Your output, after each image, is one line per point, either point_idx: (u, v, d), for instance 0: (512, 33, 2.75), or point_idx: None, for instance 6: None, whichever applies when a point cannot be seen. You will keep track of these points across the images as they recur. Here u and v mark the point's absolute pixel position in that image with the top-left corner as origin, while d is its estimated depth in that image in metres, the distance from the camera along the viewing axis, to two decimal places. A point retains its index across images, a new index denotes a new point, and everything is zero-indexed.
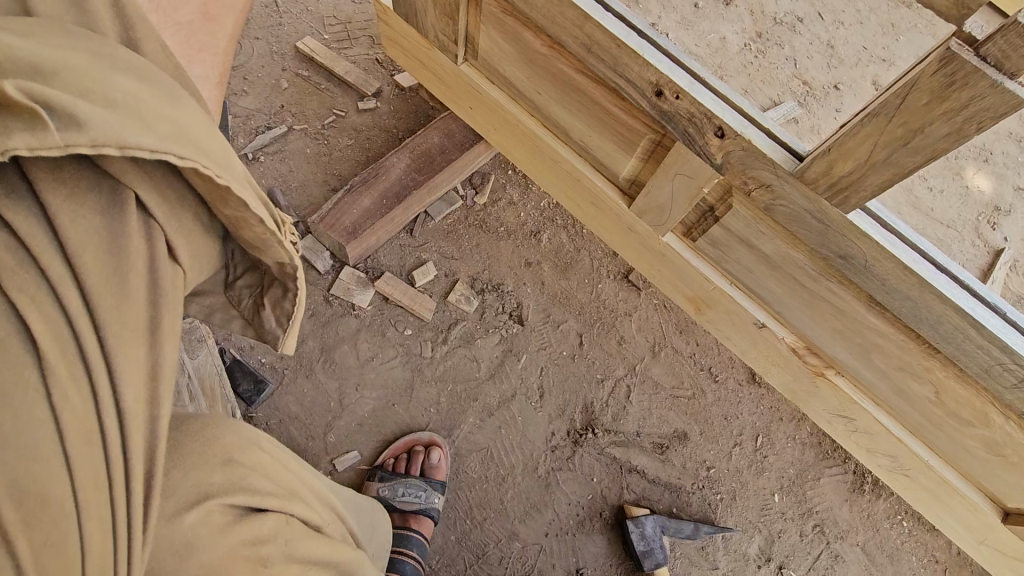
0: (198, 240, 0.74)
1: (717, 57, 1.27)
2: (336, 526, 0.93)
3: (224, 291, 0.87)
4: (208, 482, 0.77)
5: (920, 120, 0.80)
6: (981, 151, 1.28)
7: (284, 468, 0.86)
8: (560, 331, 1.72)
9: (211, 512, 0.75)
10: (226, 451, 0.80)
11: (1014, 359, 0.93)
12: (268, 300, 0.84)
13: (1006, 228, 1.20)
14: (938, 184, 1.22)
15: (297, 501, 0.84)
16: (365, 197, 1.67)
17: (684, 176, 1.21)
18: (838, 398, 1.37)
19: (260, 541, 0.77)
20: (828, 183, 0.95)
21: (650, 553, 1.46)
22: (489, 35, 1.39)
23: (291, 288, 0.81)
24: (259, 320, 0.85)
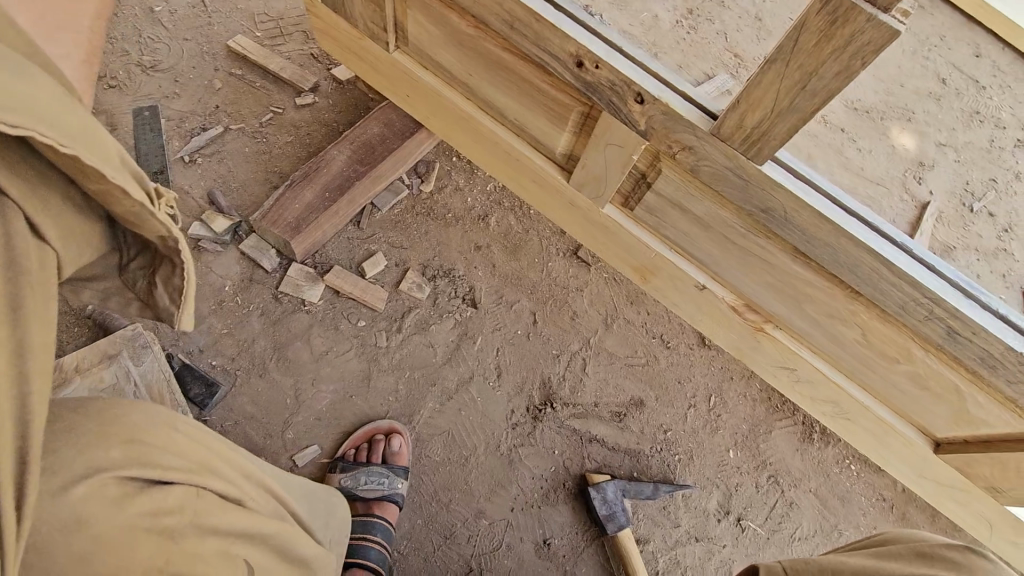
0: (68, 217, 0.73)
1: (652, 35, 1.30)
2: (266, 501, 0.96)
3: (118, 275, 0.88)
4: (102, 456, 0.74)
5: (816, 63, 0.85)
6: (905, 111, 1.31)
7: (199, 446, 0.87)
8: (514, 310, 1.75)
9: (104, 485, 0.73)
10: (125, 427, 0.78)
11: (923, 293, 1.00)
12: (160, 278, 0.84)
13: (931, 181, 1.24)
14: (868, 144, 1.26)
15: (212, 475, 0.85)
16: (307, 191, 1.66)
17: (614, 145, 1.24)
18: (778, 350, 1.44)
19: (163, 512, 0.76)
20: (742, 136, 1.00)
21: (612, 516, 1.50)
22: (417, 20, 1.40)
23: (178, 263, 0.81)
24: (154, 298, 0.86)
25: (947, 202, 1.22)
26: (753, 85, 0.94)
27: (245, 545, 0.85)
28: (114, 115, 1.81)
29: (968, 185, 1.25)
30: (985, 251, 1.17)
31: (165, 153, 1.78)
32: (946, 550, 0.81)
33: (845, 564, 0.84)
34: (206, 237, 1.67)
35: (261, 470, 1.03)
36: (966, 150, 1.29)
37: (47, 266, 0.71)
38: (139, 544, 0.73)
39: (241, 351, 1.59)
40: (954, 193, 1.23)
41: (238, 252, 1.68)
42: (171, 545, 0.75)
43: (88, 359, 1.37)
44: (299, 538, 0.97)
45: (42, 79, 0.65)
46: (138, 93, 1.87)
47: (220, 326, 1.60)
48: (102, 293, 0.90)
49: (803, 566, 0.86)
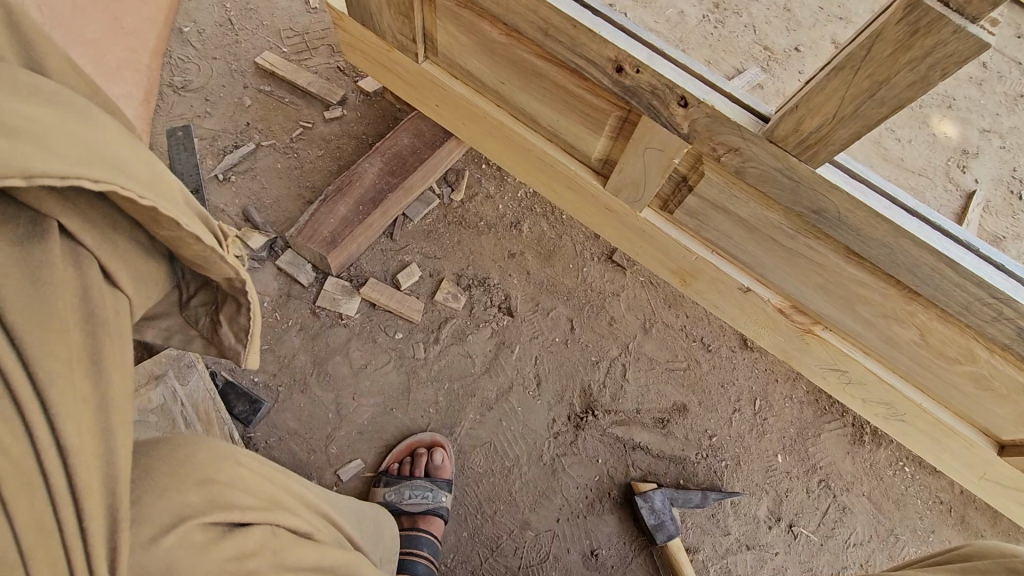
0: (137, 262, 0.74)
1: (679, 31, 1.27)
2: (330, 532, 0.95)
3: (179, 313, 0.88)
4: (186, 503, 0.76)
5: (887, 71, 0.81)
6: (945, 97, 1.27)
7: (271, 482, 0.88)
8: (550, 318, 1.73)
9: (189, 533, 0.74)
10: (201, 470, 0.80)
11: (993, 294, 0.96)
12: (224, 315, 0.85)
13: (977, 171, 1.20)
14: (907, 134, 1.22)
15: (282, 512, 0.85)
16: (341, 205, 1.66)
17: (655, 149, 1.21)
18: (830, 353, 1.39)
19: (245, 554, 0.76)
20: (797, 140, 0.96)
21: (661, 526, 1.46)
22: (447, 30, 1.39)
23: (244, 303, 0.82)
24: (218, 336, 0.87)
25: (994, 190, 1.18)
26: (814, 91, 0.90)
27: None
28: (149, 137, 1.83)
29: (1017, 171, 1.21)
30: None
31: (199, 172, 1.80)
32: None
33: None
34: None
35: (318, 495, 1.02)
36: (1011, 136, 1.25)
37: (120, 311, 0.71)
38: None
39: (282, 367, 1.59)
40: (1003, 181, 1.19)
41: (275, 268, 1.69)
42: None
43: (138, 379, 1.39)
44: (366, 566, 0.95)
45: (118, 138, 0.67)
46: (172, 113, 1.89)
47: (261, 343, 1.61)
48: (175, 327, 0.90)
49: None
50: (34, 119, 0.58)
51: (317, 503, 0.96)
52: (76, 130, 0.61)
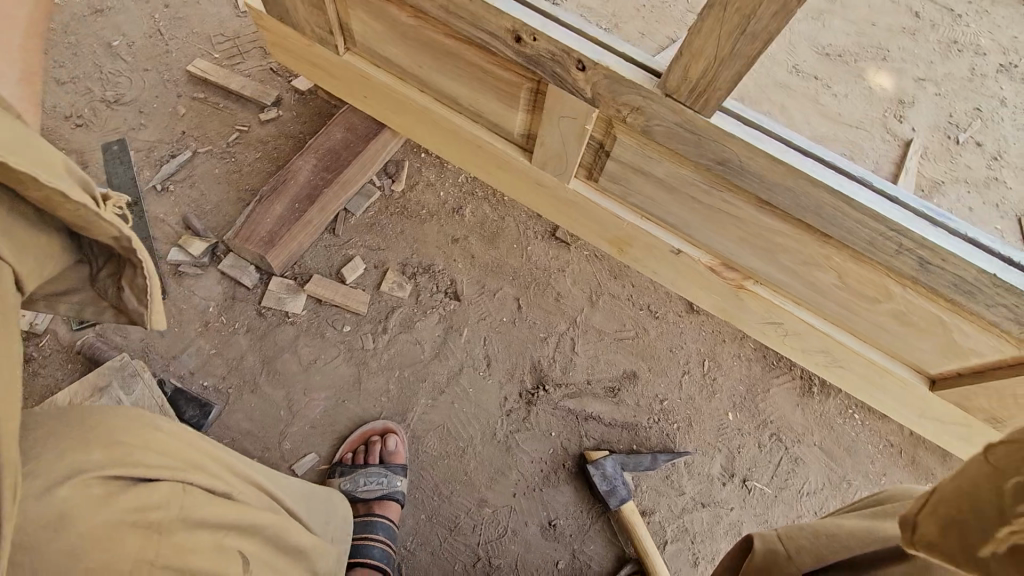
0: (17, 231, 0.74)
1: (611, 5, 1.28)
2: (257, 496, 0.97)
3: (91, 286, 0.89)
4: (86, 459, 0.77)
5: (751, 6, 0.81)
6: (878, 51, 1.29)
7: (186, 447, 0.90)
8: (497, 298, 1.75)
9: (87, 485, 0.75)
10: (107, 432, 0.82)
11: (888, 226, 0.97)
12: (125, 281, 0.85)
13: (913, 119, 1.22)
14: (842, 89, 1.24)
15: (197, 473, 0.87)
16: (277, 204, 1.67)
17: (567, 117, 1.22)
18: (762, 306, 1.41)
19: (147, 507, 0.78)
20: (688, 89, 0.97)
21: (613, 491, 1.49)
22: (358, 17, 1.37)
23: (138, 264, 0.82)
24: (123, 302, 0.88)
25: (932, 137, 1.20)
26: (694, 35, 0.91)
27: (235, 534, 0.86)
28: (84, 153, 1.83)
29: (952, 116, 1.23)
30: (975, 181, 1.16)
31: (137, 184, 1.80)
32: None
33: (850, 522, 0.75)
34: (185, 261, 1.69)
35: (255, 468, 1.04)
36: (947, 83, 1.27)
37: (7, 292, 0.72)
38: (127, 537, 0.74)
39: (231, 369, 1.61)
40: (940, 127, 1.22)
41: (218, 273, 1.70)
42: (157, 537, 0.76)
43: (80, 393, 1.40)
44: (292, 530, 0.98)
45: None
46: (105, 127, 1.89)
47: (208, 348, 1.62)
48: (88, 300, 0.91)
49: (797, 532, 0.78)
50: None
51: (247, 474, 0.98)
52: None
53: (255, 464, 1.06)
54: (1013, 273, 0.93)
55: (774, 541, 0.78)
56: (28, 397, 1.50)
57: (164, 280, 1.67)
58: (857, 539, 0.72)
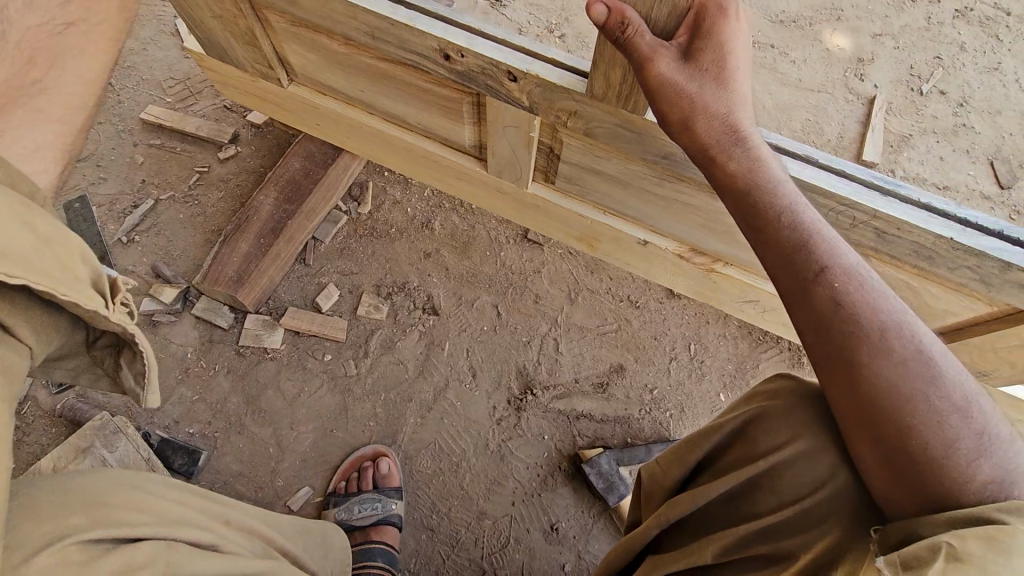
0: (41, 314, 0.72)
1: None
2: (253, 544, 0.94)
3: (86, 353, 0.84)
4: (68, 524, 0.71)
5: None
6: (835, 11, 1.53)
7: (173, 506, 0.86)
8: (476, 308, 1.73)
9: (67, 552, 0.68)
10: (95, 497, 0.78)
11: (835, 200, 0.93)
12: (126, 359, 0.83)
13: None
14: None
15: (183, 528, 0.83)
16: (242, 241, 1.66)
17: (511, 127, 1.20)
18: (735, 285, 1.39)
19: (136, 567, 0.72)
20: (615, 94, 0.95)
21: (611, 488, 1.48)
22: (294, 50, 1.35)
23: (139, 352, 0.79)
24: (121, 378, 0.84)
25: (895, 92, 1.43)
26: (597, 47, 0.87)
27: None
28: None
29: (914, 67, 1.45)
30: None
31: (101, 239, 1.79)
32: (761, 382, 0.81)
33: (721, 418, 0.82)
34: (158, 310, 1.68)
35: (248, 512, 1.00)
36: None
37: (17, 359, 0.68)
38: None
39: (215, 413, 1.60)
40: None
41: (193, 318, 1.69)
42: None
43: (64, 457, 1.39)
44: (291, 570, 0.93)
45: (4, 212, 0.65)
46: (65, 186, 1.87)
47: (191, 394, 1.61)
48: (83, 367, 0.85)
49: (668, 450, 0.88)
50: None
51: (240, 523, 0.96)
52: None
53: (257, 513, 1.04)
54: (970, 235, 0.90)
55: (652, 467, 0.89)
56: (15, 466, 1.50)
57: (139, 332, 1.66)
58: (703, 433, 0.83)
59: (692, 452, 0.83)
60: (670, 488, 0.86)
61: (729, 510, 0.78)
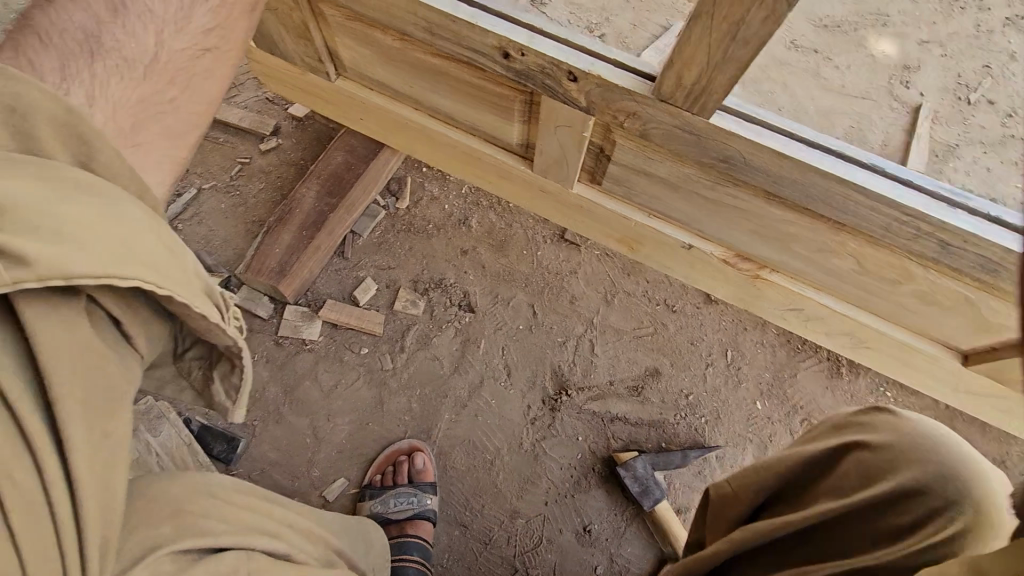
0: (153, 324, 0.67)
1: None
2: (316, 545, 0.93)
3: (172, 363, 0.79)
4: (157, 534, 0.73)
5: (741, 10, 0.77)
6: None
7: (246, 511, 0.84)
8: (512, 307, 1.74)
9: (159, 563, 0.70)
10: (175, 503, 0.78)
11: (904, 208, 0.92)
12: (217, 374, 0.77)
13: (921, 83, 1.19)
14: (845, 61, 1.21)
15: (259, 534, 0.82)
16: (285, 233, 1.68)
17: (563, 127, 1.19)
18: (780, 292, 1.37)
19: None
20: (684, 94, 0.94)
21: (646, 492, 1.47)
22: (346, 44, 1.35)
23: (236, 365, 0.74)
24: (210, 392, 0.79)
25: None
26: (680, 45, 0.87)
27: None
28: None
29: None
30: (990, 141, 1.14)
31: None
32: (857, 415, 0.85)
33: (813, 448, 0.83)
34: None
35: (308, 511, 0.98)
36: (951, 44, 1.23)
37: (132, 370, 0.65)
38: None
39: (254, 401, 1.62)
40: (957, 91, 1.19)
41: None
42: None
43: None
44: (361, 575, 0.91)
45: (123, 208, 0.58)
46: None
47: None
48: (168, 377, 0.81)
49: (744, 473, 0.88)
50: (46, 205, 0.53)
51: (300, 523, 0.93)
52: (74, 215, 0.54)
53: (308, 508, 1.01)
54: None
55: (722, 484, 0.90)
56: None
57: None
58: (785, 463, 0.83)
59: (774, 479, 0.83)
60: (744, 515, 0.86)
61: (810, 545, 0.77)
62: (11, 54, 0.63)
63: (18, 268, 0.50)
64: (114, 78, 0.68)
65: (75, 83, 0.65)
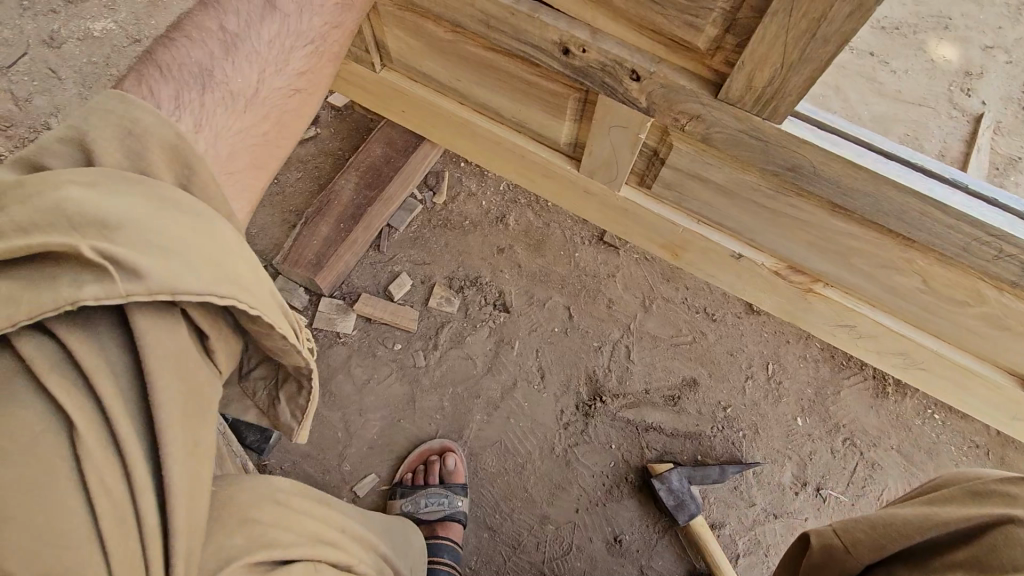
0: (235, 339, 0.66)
1: None
2: (367, 554, 0.91)
3: (240, 383, 0.81)
4: (230, 544, 0.71)
5: (823, 7, 0.71)
6: None
7: (306, 518, 0.82)
8: (547, 309, 1.70)
9: None
10: (243, 510, 0.75)
11: (986, 231, 0.86)
12: (284, 393, 0.77)
13: (983, 92, 1.12)
14: (902, 65, 1.13)
15: (323, 547, 0.81)
16: (323, 225, 1.67)
17: (617, 127, 1.13)
18: (833, 309, 1.28)
19: None
20: (752, 98, 0.87)
21: (682, 505, 1.44)
22: (395, 34, 1.31)
23: (305, 386, 0.74)
24: (275, 411, 0.79)
25: None
26: (753, 41, 0.79)
27: None
28: None
29: None
30: None
31: None
32: (1004, 485, 0.74)
33: (944, 513, 0.75)
34: None
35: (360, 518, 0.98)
36: (1016, 50, 1.19)
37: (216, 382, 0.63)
38: None
39: None
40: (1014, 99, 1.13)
41: None
42: None
43: None
44: None
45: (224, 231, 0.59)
46: None
47: None
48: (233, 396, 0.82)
49: (853, 524, 0.83)
50: (153, 223, 0.53)
51: (355, 531, 0.91)
52: (182, 234, 0.54)
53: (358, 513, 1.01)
54: None
55: (829, 536, 0.84)
56: None
57: None
58: (912, 524, 0.77)
59: (897, 541, 0.77)
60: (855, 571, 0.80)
61: None
62: (134, 83, 0.67)
63: (130, 283, 0.50)
64: (220, 109, 0.72)
65: (187, 111, 0.69)
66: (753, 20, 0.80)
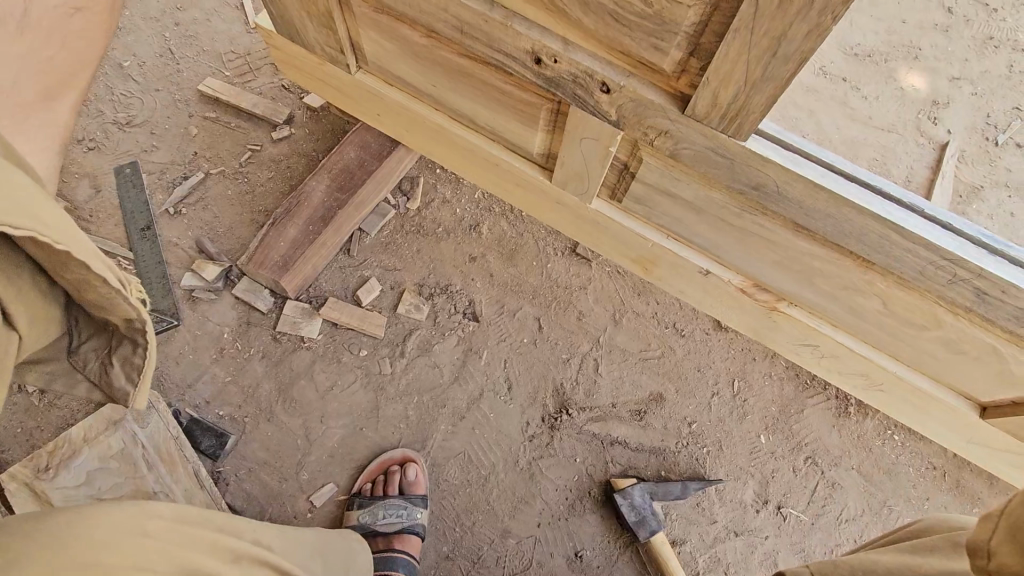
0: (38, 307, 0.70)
1: None
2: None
3: (66, 359, 0.79)
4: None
5: (782, 27, 0.71)
6: None
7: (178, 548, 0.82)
8: (517, 319, 1.69)
9: None
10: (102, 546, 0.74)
11: (940, 256, 0.87)
12: (118, 357, 0.77)
13: (950, 123, 1.12)
14: (873, 91, 1.14)
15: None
16: (291, 227, 1.64)
17: (588, 139, 1.13)
18: (797, 329, 1.29)
19: None
20: (718, 115, 0.87)
21: (643, 522, 1.44)
22: (371, 37, 1.30)
23: (140, 342, 0.75)
24: (108, 379, 0.78)
25: None
26: (716, 61, 0.80)
27: None
28: (97, 178, 1.81)
29: None
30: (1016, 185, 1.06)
31: (150, 208, 1.78)
32: None
33: None
34: (198, 286, 1.67)
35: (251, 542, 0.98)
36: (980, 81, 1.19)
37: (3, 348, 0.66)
38: None
39: (246, 398, 1.57)
40: (977, 127, 1.13)
41: (233, 298, 1.67)
42: None
43: (95, 427, 1.38)
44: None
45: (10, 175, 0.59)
46: (117, 150, 1.85)
47: (224, 375, 1.59)
48: None
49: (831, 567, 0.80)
50: None
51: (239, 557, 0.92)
52: None
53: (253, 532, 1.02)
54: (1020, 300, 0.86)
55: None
56: (46, 428, 1.50)
57: (179, 306, 1.65)
58: None
59: None
60: None
61: None
62: None
63: None
64: None
65: None
66: (718, 37, 0.79)
